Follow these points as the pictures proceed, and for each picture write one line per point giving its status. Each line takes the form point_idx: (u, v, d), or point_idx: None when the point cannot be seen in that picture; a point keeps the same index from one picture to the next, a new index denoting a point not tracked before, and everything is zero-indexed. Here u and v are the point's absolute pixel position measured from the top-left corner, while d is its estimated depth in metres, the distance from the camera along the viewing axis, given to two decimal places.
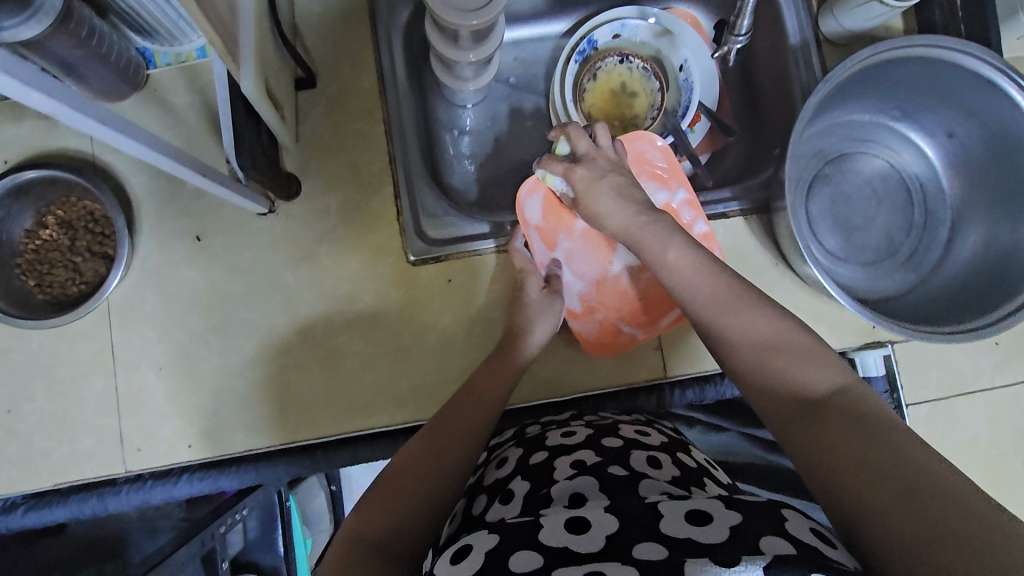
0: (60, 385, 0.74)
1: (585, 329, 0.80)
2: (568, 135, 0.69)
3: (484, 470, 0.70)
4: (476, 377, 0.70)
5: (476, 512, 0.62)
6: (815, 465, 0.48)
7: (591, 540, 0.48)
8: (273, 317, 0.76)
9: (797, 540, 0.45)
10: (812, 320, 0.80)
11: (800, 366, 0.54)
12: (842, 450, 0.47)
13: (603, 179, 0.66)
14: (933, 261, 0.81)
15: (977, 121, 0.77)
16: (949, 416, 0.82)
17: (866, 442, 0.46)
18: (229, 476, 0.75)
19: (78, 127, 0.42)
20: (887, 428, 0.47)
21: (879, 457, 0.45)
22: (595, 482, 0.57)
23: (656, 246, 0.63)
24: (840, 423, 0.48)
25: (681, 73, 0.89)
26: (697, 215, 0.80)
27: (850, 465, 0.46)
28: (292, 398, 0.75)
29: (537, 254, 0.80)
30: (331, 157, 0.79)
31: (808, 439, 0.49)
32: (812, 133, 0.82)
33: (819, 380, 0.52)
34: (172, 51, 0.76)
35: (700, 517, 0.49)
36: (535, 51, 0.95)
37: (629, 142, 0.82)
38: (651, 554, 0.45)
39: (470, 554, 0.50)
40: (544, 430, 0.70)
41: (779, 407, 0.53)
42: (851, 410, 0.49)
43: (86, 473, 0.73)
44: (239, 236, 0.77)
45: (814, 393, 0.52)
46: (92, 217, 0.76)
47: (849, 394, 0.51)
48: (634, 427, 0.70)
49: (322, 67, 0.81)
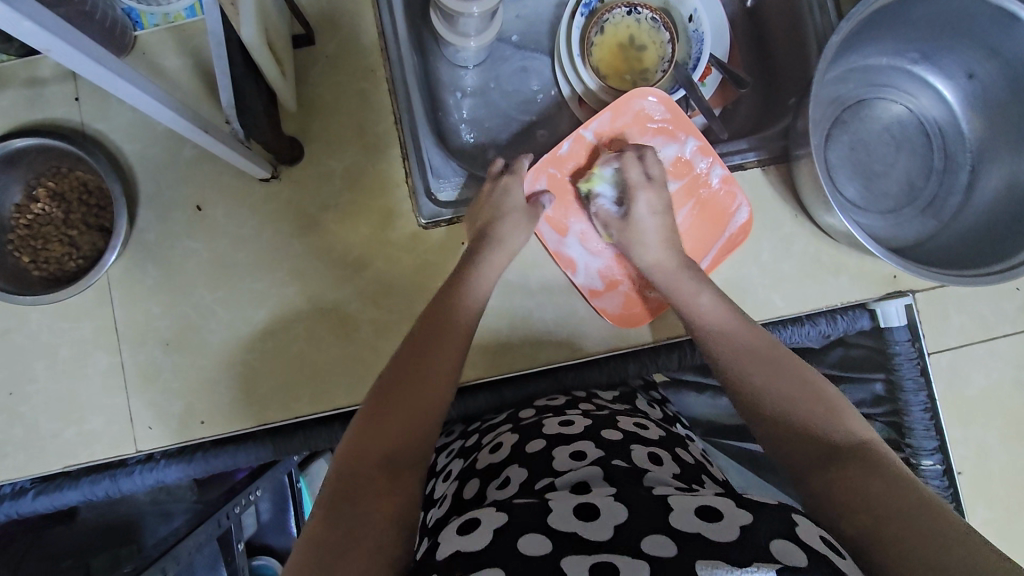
0: (63, 365, 0.71)
1: (609, 306, 0.78)
2: (627, 161, 0.77)
3: (476, 455, 0.66)
4: (419, 344, 0.62)
5: (468, 497, 0.60)
6: (835, 510, 0.49)
7: (601, 528, 0.47)
8: (282, 288, 0.74)
9: (805, 545, 0.44)
10: (834, 271, 0.79)
11: (822, 414, 0.55)
12: (862, 497, 0.48)
13: (658, 218, 0.76)
14: (954, 207, 0.80)
15: (1001, 60, 0.75)
16: (970, 363, 0.82)
17: (885, 488, 0.47)
18: (245, 452, 0.73)
19: (71, 65, 0.38)
20: (902, 478, 0.48)
21: (898, 502, 0.46)
22: (599, 472, 0.55)
23: (690, 291, 0.70)
24: (863, 470, 0.49)
25: (691, 24, 0.87)
26: (713, 161, 0.79)
27: (867, 506, 0.47)
28: (307, 369, 0.73)
29: (549, 242, 0.78)
30: (333, 120, 0.76)
31: (826, 487, 0.50)
32: (829, 79, 0.81)
33: (838, 429, 0.54)
34: (160, 11, 0.72)
35: (709, 513, 0.48)
36: (536, 7, 0.90)
37: (624, 104, 0.79)
38: (662, 549, 0.44)
39: (477, 529, 0.48)
40: (541, 417, 0.68)
41: (797, 451, 0.54)
42: (870, 461, 0.50)
43: (96, 453, 0.71)
44: (242, 204, 0.74)
45: (832, 440, 0.53)
46: (86, 189, 0.73)
47: (864, 446, 0.52)
48: (632, 419, 0.67)
49: (319, 24, 0.77)
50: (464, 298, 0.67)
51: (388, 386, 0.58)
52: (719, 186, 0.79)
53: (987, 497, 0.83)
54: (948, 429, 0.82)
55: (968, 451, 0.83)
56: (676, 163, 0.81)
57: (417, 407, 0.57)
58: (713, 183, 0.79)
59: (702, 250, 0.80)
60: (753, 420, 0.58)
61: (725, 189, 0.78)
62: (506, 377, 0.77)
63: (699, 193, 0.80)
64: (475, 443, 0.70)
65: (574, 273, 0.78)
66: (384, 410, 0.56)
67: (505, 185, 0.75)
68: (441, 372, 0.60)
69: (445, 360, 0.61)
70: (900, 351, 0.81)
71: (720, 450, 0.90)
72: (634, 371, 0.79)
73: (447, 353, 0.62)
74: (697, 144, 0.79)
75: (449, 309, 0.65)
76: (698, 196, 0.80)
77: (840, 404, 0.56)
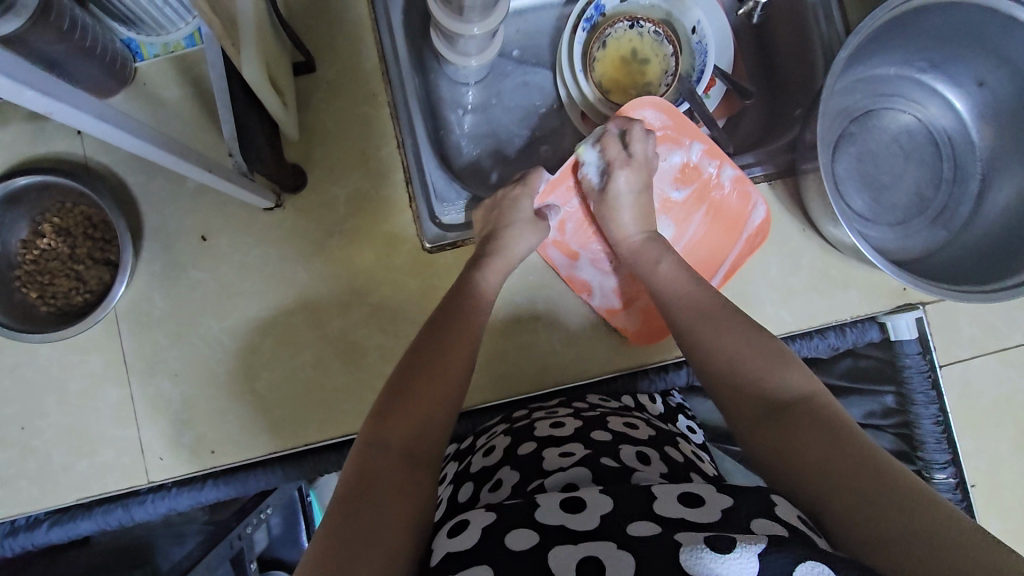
0: (74, 399, 0.72)
1: (629, 323, 0.78)
2: (603, 143, 0.75)
3: (470, 459, 0.67)
4: (431, 352, 0.62)
5: (461, 500, 0.60)
6: (782, 469, 0.51)
7: (587, 518, 0.47)
8: (290, 315, 0.74)
9: (786, 525, 0.45)
10: (842, 284, 0.78)
11: (778, 373, 0.56)
12: (811, 456, 0.50)
13: (635, 196, 0.75)
14: (964, 217, 0.79)
15: (1011, 69, 0.74)
16: (983, 374, 0.81)
17: (834, 449, 0.50)
18: (255, 479, 0.73)
19: (77, 125, 0.38)
20: (846, 434, 0.51)
21: (848, 463, 0.48)
22: (588, 473, 0.55)
23: (651, 259, 0.71)
24: (808, 425, 0.52)
25: (694, 36, 0.85)
26: (722, 162, 0.77)
27: (815, 469, 0.49)
28: (315, 396, 0.73)
29: (560, 267, 0.78)
30: (335, 145, 0.76)
31: (773, 447, 0.53)
32: (836, 90, 0.80)
33: (790, 386, 0.55)
34: (159, 41, 0.71)
35: (692, 498, 0.48)
36: (538, 22, 0.89)
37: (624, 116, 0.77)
38: (644, 531, 0.44)
39: (467, 529, 0.48)
40: (534, 419, 0.67)
41: (745, 410, 0.56)
42: (818, 417, 0.53)
43: (108, 486, 0.71)
44: (246, 233, 0.74)
45: (783, 399, 0.55)
46: (91, 223, 0.73)
47: (813, 401, 0.54)
48: (622, 419, 0.66)
49: (320, 50, 0.77)
50: (477, 310, 0.67)
51: (402, 386, 0.59)
52: (731, 187, 0.78)
53: (998, 507, 0.83)
54: (959, 440, 0.81)
55: (981, 462, 0.82)
56: (683, 166, 0.79)
57: (426, 416, 0.57)
58: (724, 184, 0.78)
59: (723, 256, 0.79)
60: (706, 380, 0.60)
61: (737, 190, 0.77)
62: (515, 400, 0.77)
63: (710, 198, 0.79)
64: (469, 445, 0.71)
65: (590, 296, 0.78)
66: (392, 410, 0.57)
67: (515, 196, 0.75)
68: (439, 373, 0.60)
69: (454, 371, 0.61)
70: (910, 364, 0.80)
71: (726, 455, 0.88)
72: (645, 388, 0.78)
73: (454, 359, 0.62)
74: (703, 144, 0.78)
75: (461, 315, 0.66)
76: (711, 200, 0.79)
77: (788, 356, 0.58)
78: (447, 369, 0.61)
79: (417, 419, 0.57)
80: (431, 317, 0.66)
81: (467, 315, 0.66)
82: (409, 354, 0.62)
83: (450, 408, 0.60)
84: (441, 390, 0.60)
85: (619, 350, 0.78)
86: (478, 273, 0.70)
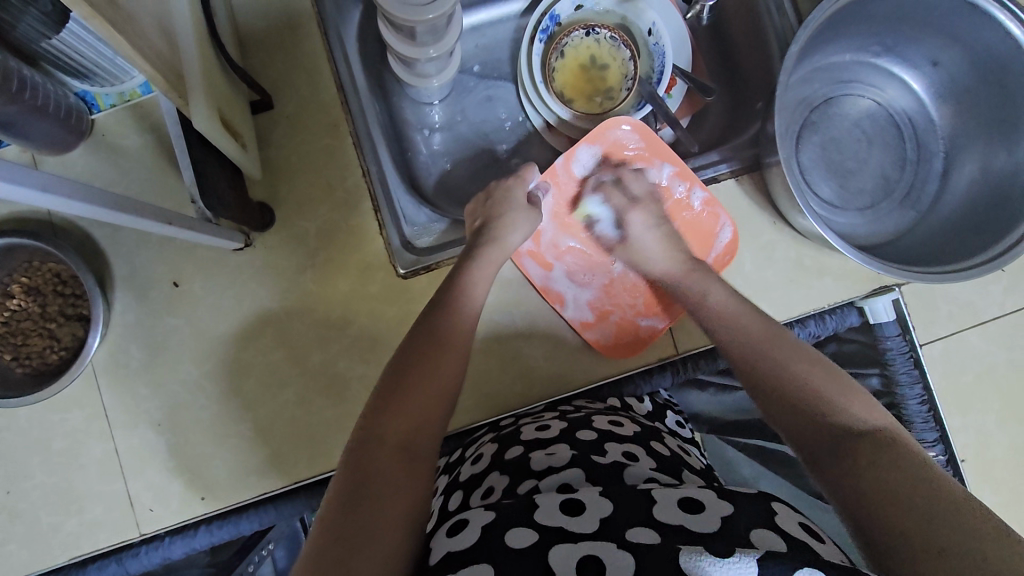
0: (58, 458, 0.71)
1: (602, 336, 0.78)
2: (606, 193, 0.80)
3: (460, 468, 0.66)
4: (423, 353, 0.61)
5: (451, 508, 0.59)
6: (842, 484, 0.52)
7: (586, 521, 0.47)
8: (270, 352, 0.73)
9: (784, 535, 0.45)
10: (817, 273, 0.79)
11: (839, 402, 0.57)
12: (873, 474, 0.50)
13: (655, 230, 0.78)
14: (931, 195, 0.80)
15: (963, 48, 0.75)
16: (963, 350, 0.82)
17: (895, 472, 0.50)
18: (248, 520, 0.72)
19: (17, 198, 0.38)
20: (910, 461, 0.51)
21: (908, 486, 0.48)
22: (581, 474, 0.55)
23: (697, 293, 0.73)
24: (880, 455, 0.52)
25: (651, 38, 0.86)
26: (691, 185, 0.79)
27: (872, 486, 0.50)
28: (301, 431, 0.73)
29: (535, 278, 0.78)
30: (300, 179, 0.76)
31: (836, 467, 0.53)
32: (794, 83, 0.80)
33: (854, 415, 0.56)
34: (115, 91, 0.71)
35: (693, 505, 0.48)
36: (496, 35, 0.89)
37: (600, 135, 0.80)
38: (644, 539, 0.44)
39: (466, 528, 0.48)
40: (520, 425, 0.67)
41: (812, 446, 0.56)
42: (882, 443, 0.53)
43: (100, 542, 0.70)
44: (218, 275, 0.74)
45: (847, 424, 0.55)
46: (60, 279, 0.72)
47: (877, 432, 0.54)
48: (607, 417, 0.67)
49: (277, 86, 0.77)
50: (465, 302, 0.66)
51: (394, 387, 0.58)
52: (701, 207, 0.79)
53: (992, 481, 0.83)
54: (946, 418, 0.82)
55: (971, 438, 0.82)
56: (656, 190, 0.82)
57: (417, 416, 0.57)
58: (694, 206, 0.80)
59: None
60: (773, 415, 0.60)
61: (707, 210, 0.79)
62: (502, 415, 0.77)
63: (681, 217, 0.81)
64: (459, 457, 0.70)
65: (562, 307, 0.78)
66: (387, 411, 0.56)
67: (506, 186, 0.77)
68: (432, 374, 0.60)
69: (446, 372, 0.61)
70: (891, 346, 0.81)
71: (728, 446, 0.85)
72: (630, 392, 0.78)
73: (448, 360, 0.62)
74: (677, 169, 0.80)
75: (451, 311, 0.65)
76: (681, 219, 0.80)
77: (854, 390, 0.58)
78: (437, 370, 0.60)
79: (408, 418, 0.57)
80: (423, 312, 0.66)
81: (454, 309, 0.65)
82: (400, 352, 0.62)
83: (442, 411, 0.59)
84: (435, 389, 0.59)
85: (603, 358, 0.79)
86: (469, 265, 0.70)
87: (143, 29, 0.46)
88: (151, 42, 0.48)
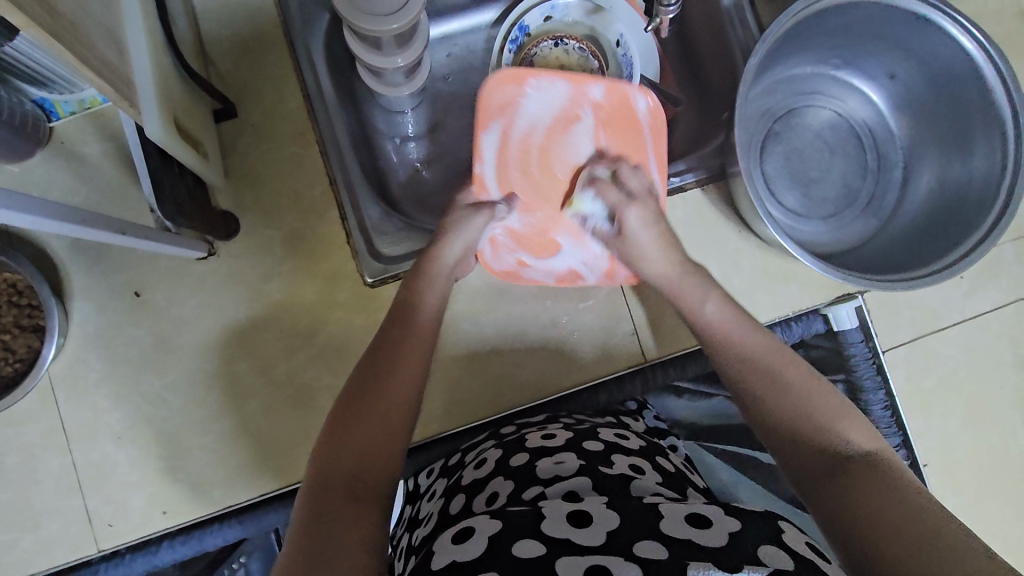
0: (12, 474, 0.69)
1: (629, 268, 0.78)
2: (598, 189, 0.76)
3: (461, 472, 0.65)
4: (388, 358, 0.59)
5: (452, 512, 0.58)
6: (838, 514, 0.48)
7: (595, 534, 0.47)
8: (234, 361, 0.72)
9: (793, 554, 0.45)
10: (783, 280, 0.80)
11: (834, 426, 0.54)
12: (867, 505, 0.47)
13: (651, 230, 0.73)
14: (891, 205, 0.82)
15: (918, 61, 0.77)
16: (926, 355, 0.83)
17: (889, 503, 0.46)
18: (213, 535, 0.71)
19: None
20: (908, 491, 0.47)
21: (903, 517, 0.45)
22: (588, 482, 0.55)
23: (695, 299, 0.68)
24: (874, 483, 0.48)
25: (619, 49, 0.87)
26: (587, 85, 0.79)
27: (871, 516, 0.46)
28: (267, 442, 0.72)
29: (546, 279, 0.77)
30: (266, 188, 0.75)
31: (833, 498, 0.49)
32: (756, 94, 0.81)
33: (850, 440, 0.52)
34: (74, 99, 0.69)
35: (701, 520, 0.48)
36: (467, 45, 0.89)
37: (490, 103, 0.77)
38: (651, 553, 0.45)
39: (471, 536, 0.48)
40: (523, 432, 0.67)
41: (802, 465, 0.53)
42: (878, 473, 0.49)
43: (57, 559, 0.69)
44: (182, 285, 0.73)
45: (843, 451, 0.52)
46: (16, 289, 0.70)
47: (871, 456, 0.51)
48: (612, 430, 0.67)
49: (244, 94, 0.76)
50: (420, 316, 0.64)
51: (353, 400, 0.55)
52: (607, 97, 0.79)
53: (955, 484, 0.84)
54: (909, 422, 0.83)
55: (935, 441, 0.84)
56: (560, 113, 0.79)
57: (381, 423, 0.54)
58: (601, 100, 0.79)
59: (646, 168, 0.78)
60: (768, 438, 0.56)
61: (613, 96, 0.79)
62: (482, 424, 0.76)
63: (599, 118, 0.79)
64: (458, 461, 0.68)
65: (584, 277, 0.78)
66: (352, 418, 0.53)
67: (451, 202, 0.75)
68: (396, 384, 0.57)
69: (409, 379, 0.58)
70: (855, 352, 0.82)
71: (705, 451, 0.84)
72: (606, 401, 0.78)
73: (409, 363, 0.59)
74: (556, 82, 0.78)
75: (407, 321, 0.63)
76: (599, 121, 0.79)
77: (850, 411, 0.55)
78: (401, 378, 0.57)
79: (373, 426, 0.53)
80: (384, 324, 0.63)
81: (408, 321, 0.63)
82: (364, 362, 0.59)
83: (409, 418, 0.56)
84: (399, 399, 0.56)
85: (569, 367, 0.78)
86: (422, 285, 0.67)
87: (91, 41, 0.46)
88: (99, 53, 0.47)
